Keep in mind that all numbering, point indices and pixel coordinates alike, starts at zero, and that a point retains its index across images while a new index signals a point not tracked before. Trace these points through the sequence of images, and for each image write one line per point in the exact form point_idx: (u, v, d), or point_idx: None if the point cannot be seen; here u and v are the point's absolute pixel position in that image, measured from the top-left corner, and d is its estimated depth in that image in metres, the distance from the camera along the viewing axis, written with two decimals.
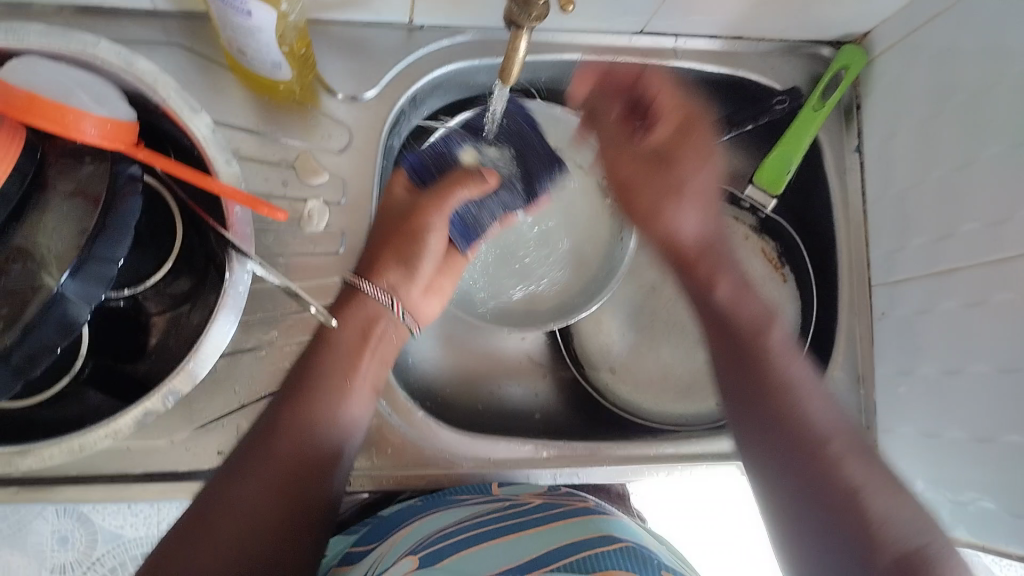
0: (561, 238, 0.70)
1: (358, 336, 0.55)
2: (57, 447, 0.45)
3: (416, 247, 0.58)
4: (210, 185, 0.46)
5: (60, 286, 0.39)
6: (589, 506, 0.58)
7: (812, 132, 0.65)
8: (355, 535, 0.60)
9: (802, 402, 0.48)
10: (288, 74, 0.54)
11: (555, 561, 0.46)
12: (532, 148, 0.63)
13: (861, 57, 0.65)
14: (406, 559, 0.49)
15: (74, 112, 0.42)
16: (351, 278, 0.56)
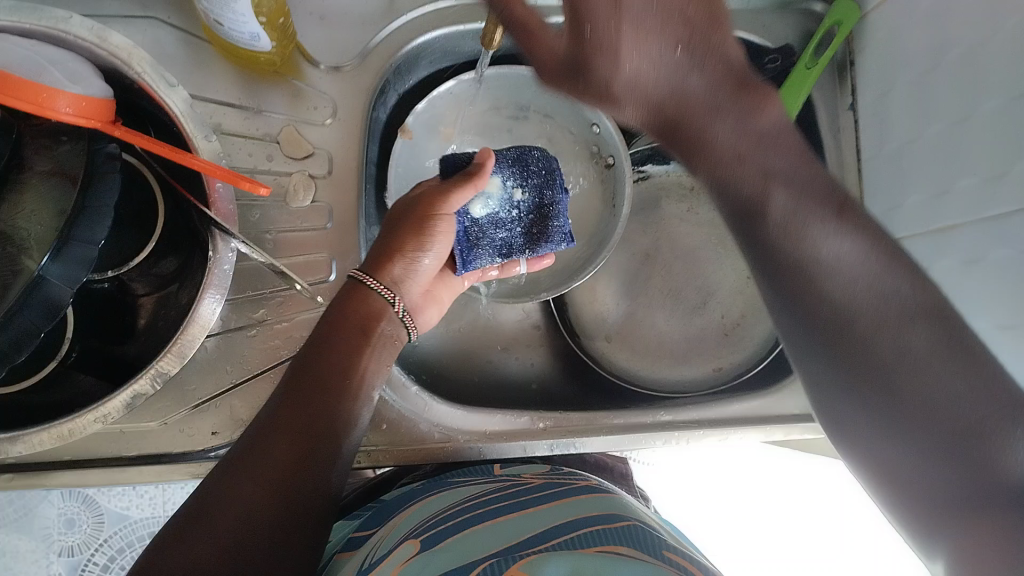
0: None
1: (358, 333, 0.50)
2: (46, 433, 0.44)
3: (424, 241, 0.55)
4: (190, 162, 0.45)
5: (42, 269, 0.38)
6: (591, 485, 0.58)
7: (806, 91, 0.63)
8: (358, 519, 0.61)
9: (855, 308, 0.43)
10: (268, 45, 0.53)
11: (559, 537, 0.45)
12: (545, 220, 0.62)
13: (855, 11, 0.63)
14: (407, 541, 0.48)
15: (49, 89, 0.41)
16: (356, 273, 0.52)
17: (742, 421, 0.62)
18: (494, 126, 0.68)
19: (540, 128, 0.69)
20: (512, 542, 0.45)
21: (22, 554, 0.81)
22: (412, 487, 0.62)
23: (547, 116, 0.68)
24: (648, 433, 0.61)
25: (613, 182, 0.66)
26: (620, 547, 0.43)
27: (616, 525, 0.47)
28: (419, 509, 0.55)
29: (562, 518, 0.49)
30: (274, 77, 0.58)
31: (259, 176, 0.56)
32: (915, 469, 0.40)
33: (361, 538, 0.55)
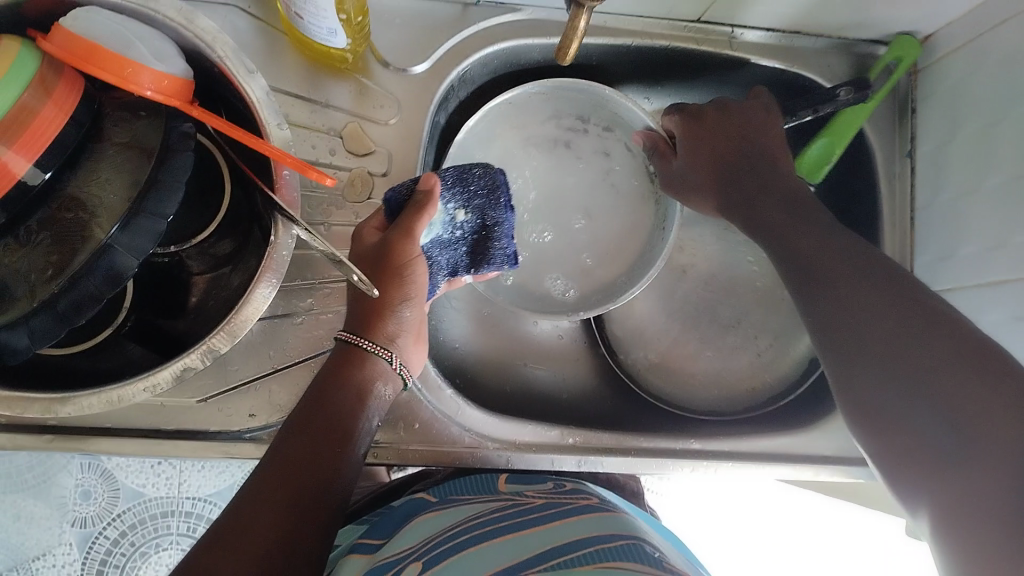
0: (607, 223, 0.69)
1: (353, 395, 0.50)
2: (96, 396, 0.45)
3: (403, 291, 0.52)
4: (262, 146, 0.46)
5: (110, 238, 0.40)
6: (596, 505, 0.57)
7: (858, 125, 0.63)
8: (366, 525, 0.61)
9: (930, 372, 0.44)
10: (342, 42, 0.54)
11: (558, 559, 0.46)
12: (492, 242, 0.59)
13: (916, 50, 0.63)
14: (411, 562, 0.49)
15: (134, 64, 0.42)
16: (348, 337, 0.51)
17: (770, 457, 0.62)
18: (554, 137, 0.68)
19: (599, 141, 0.68)
20: (517, 563, 0.46)
21: (36, 520, 0.82)
22: (420, 496, 0.63)
23: (608, 131, 0.68)
24: (677, 458, 0.61)
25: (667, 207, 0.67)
26: (631, 565, 0.43)
27: (618, 545, 0.47)
28: (427, 525, 0.56)
29: (571, 537, 0.50)
30: (342, 73, 0.59)
31: (320, 167, 0.58)
32: (929, 461, 0.43)
33: (371, 545, 0.55)
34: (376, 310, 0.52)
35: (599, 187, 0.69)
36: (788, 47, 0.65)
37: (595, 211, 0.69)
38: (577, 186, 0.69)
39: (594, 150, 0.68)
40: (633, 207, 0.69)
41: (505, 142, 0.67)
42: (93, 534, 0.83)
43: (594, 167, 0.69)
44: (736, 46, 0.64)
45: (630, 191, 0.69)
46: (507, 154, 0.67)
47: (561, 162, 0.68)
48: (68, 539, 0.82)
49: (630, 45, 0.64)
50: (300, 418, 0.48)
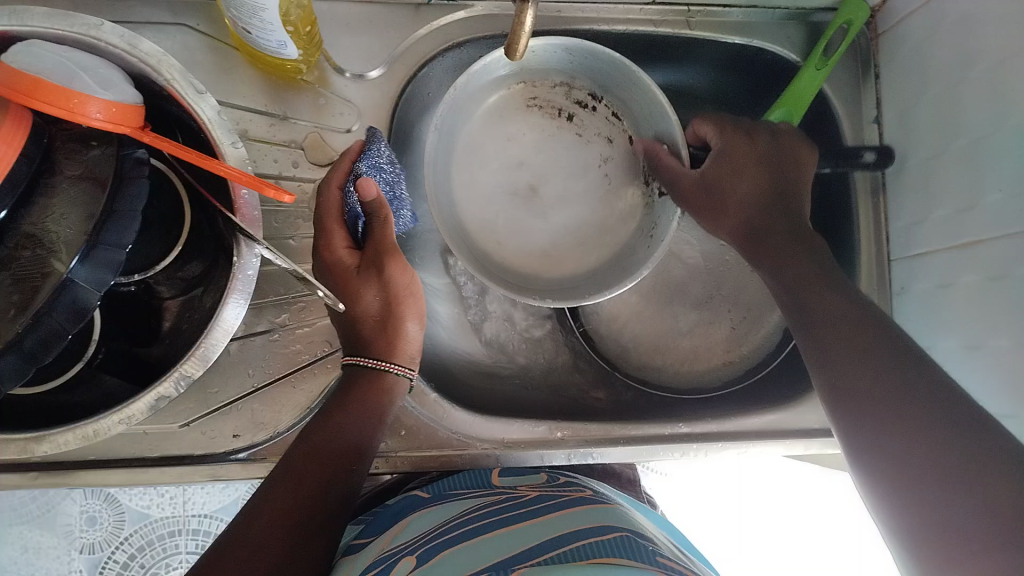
0: None
1: (376, 417, 0.51)
2: (71, 433, 0.45)
3: (413, 311, 0.54)
4: (216, 168, 0.45)
5: (70, 272, 0.39)
6: (586, 496, 0.57)
7: (813, 91, 0.62)
8: (360, 525, 0.61)
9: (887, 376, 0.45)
10: (294, 54, 0.53)
11: (552, 551, 0.45)
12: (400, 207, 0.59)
13: (864, 10, 0.61)
14: (404, 560, 0.48)
15: (80, 94, 0.42)
16: (374, 362, 0.51)
17: (760, 434, 0.62)
18: (562, 105, 0.65)
19: (608, 125, 0.65)
20: (506, 556, 0.46)
21: (44, 550, 0.82)
22: (413, 494, 0.63)
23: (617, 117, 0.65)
24: (666, 443, 0.61)
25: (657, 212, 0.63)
26: (616, 558, 0.43)
27: (610, 537, 0.47)
28: (419, 523, 0.56)
29: (558, 530, 0.49)
30: (299, 85, 0.58)
31: (284, 181, 0.57)
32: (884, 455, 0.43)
33: (361, 546, 0.55)
34: (393, 333, 0.53)
35: (592, 174, 0.65)
36: (746, 21, 0.64)
37: (582, 205, 0.65)
38: (573, 172, 0.65)
39: (599, 133, 0.65)
40: (622, 211, 0.65)
41: (511, 107, 0.64)
42: (101, 560, 0.82)
43: (592, 154, 0.65)
44: (695, 25, 0.64)
45: (619, 190, 0.65)
46: (509, 125, 0.65)
47: (562, 132, 0.65)
48: (77, 566, 0.82)
49: (587, 32, 0.63)
50: (324, 428, 0.49)
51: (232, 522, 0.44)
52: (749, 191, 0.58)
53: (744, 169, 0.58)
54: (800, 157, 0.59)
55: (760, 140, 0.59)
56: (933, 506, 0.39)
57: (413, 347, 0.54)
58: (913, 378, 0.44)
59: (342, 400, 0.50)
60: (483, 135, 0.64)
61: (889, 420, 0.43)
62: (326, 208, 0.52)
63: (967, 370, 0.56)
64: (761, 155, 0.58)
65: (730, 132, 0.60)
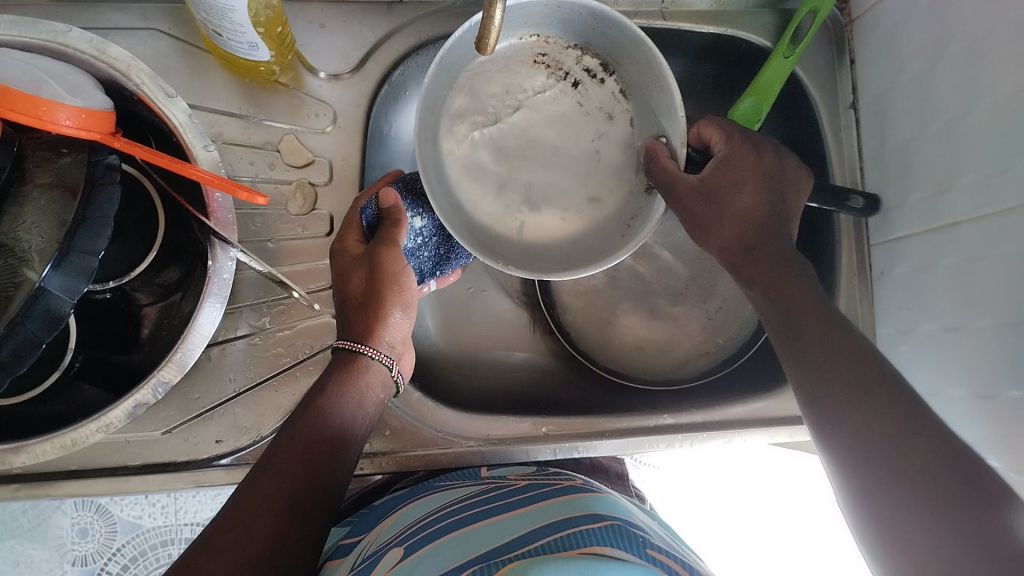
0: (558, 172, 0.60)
1: (354, 400, 0.50)
2: (50, 442, 0.45)
3: (394, 302, 0.53)
4: (188, 171, 0.45)
5: (43, 280, 0.39)
6: (577, 485, 0.58)
7: (783, 79, 0.62)
8: (348, 527, 0.61)
9: (869, 382, 0.44)
10: (266, 55, 0.53)
11: (540, 539, 0.45)
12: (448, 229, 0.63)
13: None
14: (392, 551, 0.48)
15: (49, 102, 0.42)
16: (351, 344, 0.51)
17: (746, 423, 0.61)
18: (570, 70, 0.58)
19: (612, 100, 0.58)
20: (495, 546, 0.45)
21: (36, 563, 0.82)
22: (400, 493, 0.63)
23: (624, 93, 0.58)
24: (651, 435, 0.61)
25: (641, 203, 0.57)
26: (607, 547, 0.43)
27: (602, 525, 0.47)
28: (407, 515, 0.56)
29: (547, 519, 0.49)
30: (274, 87, 0.58)
31: (259, 185, 0.57)
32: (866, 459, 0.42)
33: (350, 546, 0.55)
34: (374, 320, 0.52)
35: (582, 150, 0.58)
36: (721, 10, 0.64)
37: (558, 188, 0.58)
38: (563, 145, 0.58)
39: (602, 107, 0.58)
40: (593, 199, 0.57)
41: (518, 58, 0.57)
42: (95, 571, 0.82)
43: (589, 129, 0.58)
44: (669, 16, 0.64)
45: (608, 175, 0.58)
46: (513, 78, 0.57)
47: (563, 99, 0.58)
48: None
49: None
50: (307, 415, 0.48)
51: (220, 514, 0.44)
52: (750, 203, 0.53)
53: (745, 180, 0.53)
54: (798, 184, 0.54)
55: (765, 157, 0.54)
56: (927, 527, 0.38)
57: (396, 335, 0.53)
58: (899, 395, 0.43)
59: (322, 388, 0.50)
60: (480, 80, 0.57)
61: (879, 432, 0.42)
62: (350, 217, 0.55)
63: (948, 351, 0.56)
64: (763, 170, 0.53)
65: (735, 140, 0.54)
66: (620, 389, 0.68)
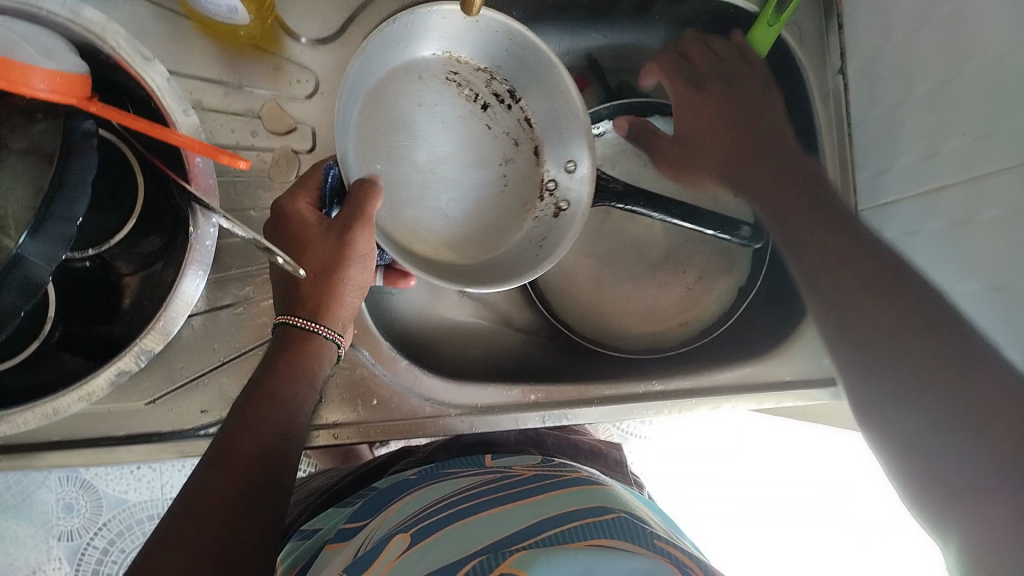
0: (482, 159, 0.58)
1: (302, 380, 0.49)
2: (31, 412, 0.44)
3: (344, 286, 0.51)
4: (166, 135, 0.44)
5: (20, 248, 0.38)
6: (582, 476, 0.58)
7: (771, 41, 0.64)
8: (346, 510, 0.61)
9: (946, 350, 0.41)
10: (245, 18, 0.52)
11: (551, 530, 0.45)
12: None
13: None
14: (399, 537, 0.48)
15: (22, 66, 0.40)
16: (305, 322, 0.50)
17: (735, 389, 0.62)
18: (480, 92, 0.57)
19: (519, 127, 0.58)
20: (499, 538, 0.45)
21: (22, 539, 0.81)
22: (401, 480, 0.63)
23: (532, 122, 0.58)
24: (640, 402, 0.61)
25: (550, 226, 0.58)
26: (612, 541, 0.43)
27: (606, 518, 0.47)
28: (411, 503, 0.56)
29: (552, 511, 0.49)
30: (255, 51, 0.57)
31: (242, 151, 0.56)
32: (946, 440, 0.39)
33: (353, 530, 0.55)
34: (328, 295, 0.51)
35: (488, 177, 0.58)
36: None
37: (460, 185, 0.58)
38: (466, 166, 0.58)
39: (509, 133, 0.58)
40: (477, 185, 0.58)
41: (427, 69, 0.56)
42: (81, 546, 0.82)
43: (495, 155, 0.58)
44: None
45: (495, 187, 0.59)
46: (420, 91, 0.56)
47: (470, 119, 0.57)
48: (56, 554, 0.81)
49: None
50: (266, 395, 0.47)
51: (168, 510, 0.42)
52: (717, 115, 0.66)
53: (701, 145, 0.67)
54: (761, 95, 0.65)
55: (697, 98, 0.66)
56: None
57: (347, 315, 0.52)
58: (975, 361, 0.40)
59: (273, 370, 0.49)
60: (389, 102, 0.55)
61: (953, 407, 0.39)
62: (309, 178, 0.53)
63: None
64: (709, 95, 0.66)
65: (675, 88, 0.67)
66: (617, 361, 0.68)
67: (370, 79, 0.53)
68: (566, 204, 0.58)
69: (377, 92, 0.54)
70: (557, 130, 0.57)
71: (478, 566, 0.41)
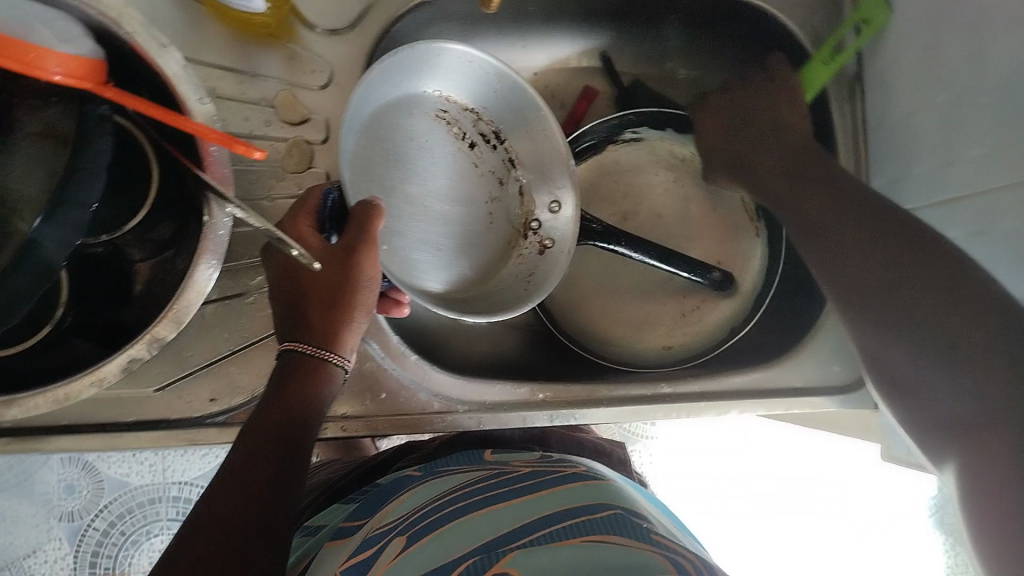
0: (468, 196, 0.61)
1: (314, 387, 0.49)
2: (41, 397, 0.44)
3: (350, 311, 0.50)
4: (182, 123, 0.44)
5: (33, 231, 0.38)
6: (580, 472, 0.58)
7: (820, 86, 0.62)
8: (352, 506, 0.61)
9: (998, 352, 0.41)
10: (261, 6, 0.52)
11: (549, 527, 0.46)
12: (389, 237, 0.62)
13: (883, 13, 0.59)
14: (394, 540, 0.48)
15: (37, 49, 0.39)
16: (313, 350, 0.49)
17: (742, 395, 0.62)
18: (468, 132, 0.61)
19: (502, 166, 0.62)
20: (496, 536, 0.46)
21: (22, 519, 0.82)
22: (405, 475, 0.63)
23: (515, 163, 0.62)
24: (647, 406, 0.61)
25: (535, 263, 0.62)
26: (612, 536, 0.43)
27: (603, 515, 0.47)
28: (409, 501, 0.56)
29: (551, 508, 0.50)
30: (269, 40, 0.57)
31: (256, 140, 0.56)
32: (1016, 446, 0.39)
33: (352, 528, 0.55)
34: (335, 321, 0.50)
35: (475, 214, 0.61)
36: None
37: (449, 219, 0.60)
38: (454, 201, 0.60)
39: (493, 170, 0.62)
40: (464, 220, 0.61)
41: (421, 107, 0.59)
42: (81, 528, 0.82)
43: (481, 192, 0.62)
44: None
45: (480, 222, 0.62)
46: (415, 126, 0.59)
47: (458, 156, 0.61)
48: (57, 534, 0.82)
49: None
50: (284, 403, 0.47)
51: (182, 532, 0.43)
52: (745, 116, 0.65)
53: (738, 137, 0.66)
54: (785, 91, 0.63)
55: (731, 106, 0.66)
56: None
57: (357, 338, 0.51)
58: None
59: (287, 380, 0.49)
60: (387, 135, 0.58)
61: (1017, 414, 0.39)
62: (308, 202, 0.52)
63: None
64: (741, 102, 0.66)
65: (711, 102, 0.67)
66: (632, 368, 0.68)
67: (371, 107, 0.56)
68: (551, 242, 0.62)
69: (376, 122, 0.57)
70: (538, 170, 0.61)
71: (471, 568, 0.41)
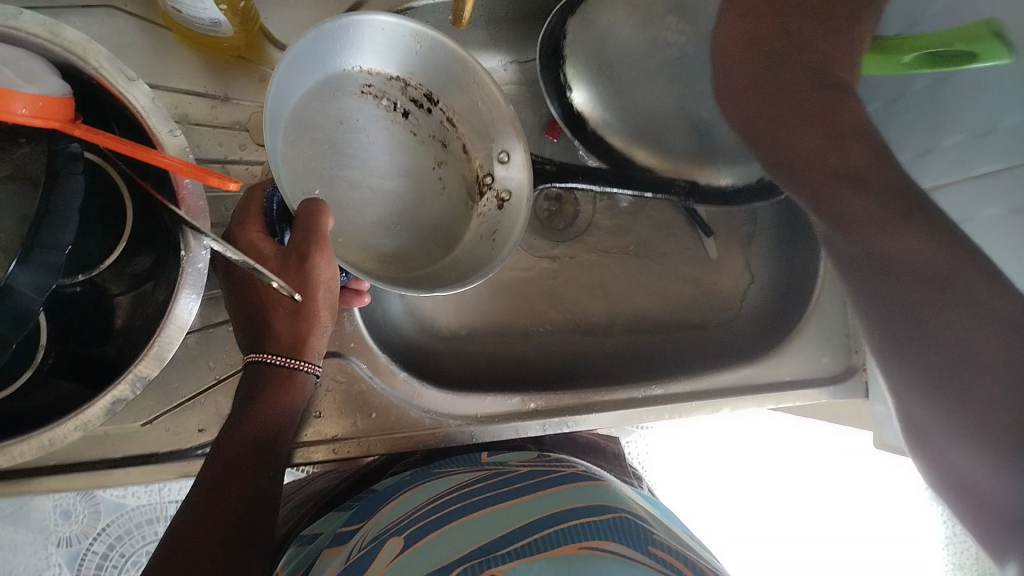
0: (414, 166, 0.59)
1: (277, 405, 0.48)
2: (26, 443, 0.43)
3: (315, 319, 0.50)
4: (152, 159, 0.43)
5: (9, 277, 0.36)
6: (578, 472, 0.58)
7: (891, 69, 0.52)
8: (347, 512, 0.61)
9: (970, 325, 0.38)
10: (229, 30, 0.51)
11: (544, 530, 0.45)
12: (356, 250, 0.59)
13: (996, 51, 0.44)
14: (391, 541, 0.48)
15: (1, 91, 0.39)
16: (281, 360, 0.48)
17: (735, 392, 0.62)
18: (398, 101, 0.58)
19: (442, 129, 0.60)
20: (489, 540, 0.45)
21: (21, 547, 0.80)
22: (400, 479, 0.63)
23: (452, 121, 0.60)
24: (642, 407, 0.61)
25: (497, 218, 0.60)
26: (605, 543, 0.42)
27: (602, 519, 0.46)
28: (403, 505, 0.55)
29: (546, 510, 0.49)
30: (239, 62, 0.56)
31: (230, 166, 0.55)
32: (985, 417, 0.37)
33: (348, 533, 0.55)
34: (300, 328, 0.49)
35: (426, 184, 0.59)
36: None
37: (399, 197, 0.58)
38: (399, 176, 0.58)
39: (433, 134, 0.60)
40: (414, 193, 0.59)
41: (344, 85, 0.56)
42: (81, 552, 0.81)
43: (426, 159, 0.59)
44: None
45: (431, 191, 0.60)
46: (342, 108, 0.56)
47: (393, 127, 0.58)
48: (56, 561, 0.81)
49: None
50: (249, 422, 0.47)
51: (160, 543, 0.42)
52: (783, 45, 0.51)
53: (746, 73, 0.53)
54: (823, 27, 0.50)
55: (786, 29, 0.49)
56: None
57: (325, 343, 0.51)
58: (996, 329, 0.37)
59: (256, 393, 0.48)
60: (316, 121, 0.54)
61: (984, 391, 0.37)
62: (252, 205, 0.51)
63: None
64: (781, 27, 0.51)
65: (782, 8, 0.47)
66: (623, 370, 0.68)
67: (289, 101, 0.52)
68: (507, 194, 0.60)
69: (302, 117, 0.53)
70: (478, 120, 0.60)
71: (468, 571, 0.40)
